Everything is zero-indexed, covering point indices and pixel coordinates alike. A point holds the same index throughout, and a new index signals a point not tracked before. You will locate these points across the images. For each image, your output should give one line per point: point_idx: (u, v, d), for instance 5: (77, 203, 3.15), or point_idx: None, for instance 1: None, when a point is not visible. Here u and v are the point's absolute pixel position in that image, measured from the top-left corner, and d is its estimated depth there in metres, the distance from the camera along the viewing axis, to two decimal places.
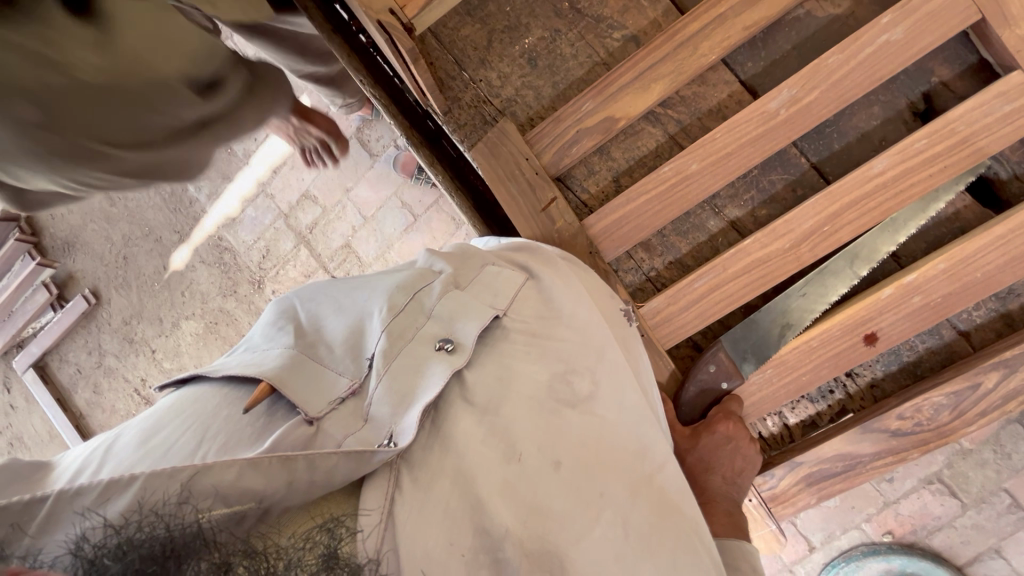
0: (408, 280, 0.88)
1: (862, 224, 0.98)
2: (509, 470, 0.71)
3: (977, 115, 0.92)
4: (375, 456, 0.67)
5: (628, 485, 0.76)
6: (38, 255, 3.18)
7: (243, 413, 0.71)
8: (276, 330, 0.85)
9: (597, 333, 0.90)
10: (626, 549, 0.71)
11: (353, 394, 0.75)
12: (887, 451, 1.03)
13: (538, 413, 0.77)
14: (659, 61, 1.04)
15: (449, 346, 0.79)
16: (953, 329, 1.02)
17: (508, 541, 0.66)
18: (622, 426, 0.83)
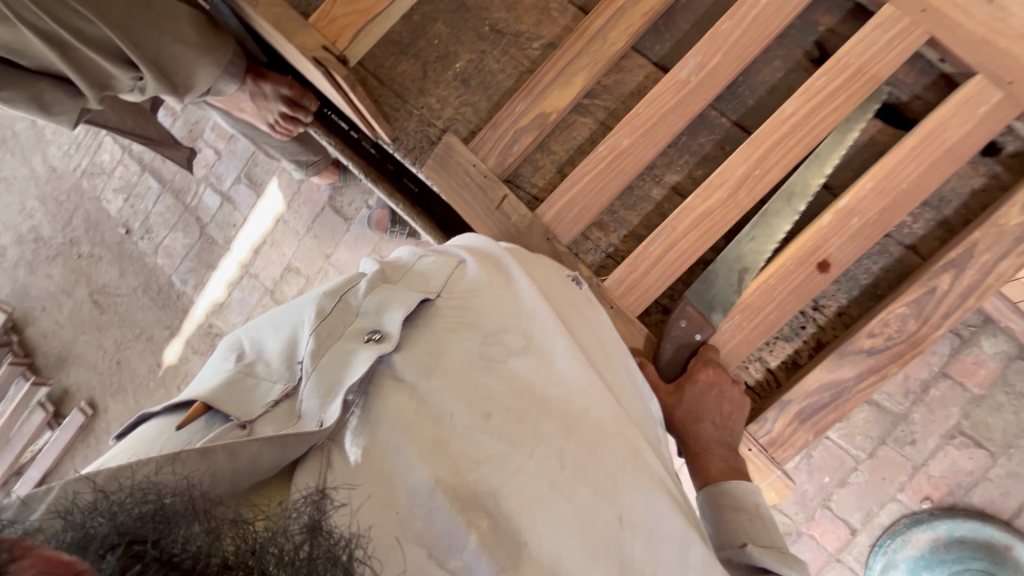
0: (336, 286, 0.92)
1: (789, 161, 1.05)
2: (441, 430, 0.76)
3: (864, 48, 1.02)
4: (299, 441, 0.71)
5: (561, 423, 0.79)
6: (32, 375, 3.19)
7: (177, 430, 0.75)
8: (224, 360, 0.89)
9: (528, 294, 0.91)
10: (562, 477, 0.74)
11: (286, 396, 0.78)
12: (869, 372, 1.04)
13: (468, 374, 0.81)
14: (575, 57, 1.15)
15: (377, 336, 0.82)
16: (899, 245, 1.07)
17: (438, 491, 0.70)
18: (560, 373, 0.85)
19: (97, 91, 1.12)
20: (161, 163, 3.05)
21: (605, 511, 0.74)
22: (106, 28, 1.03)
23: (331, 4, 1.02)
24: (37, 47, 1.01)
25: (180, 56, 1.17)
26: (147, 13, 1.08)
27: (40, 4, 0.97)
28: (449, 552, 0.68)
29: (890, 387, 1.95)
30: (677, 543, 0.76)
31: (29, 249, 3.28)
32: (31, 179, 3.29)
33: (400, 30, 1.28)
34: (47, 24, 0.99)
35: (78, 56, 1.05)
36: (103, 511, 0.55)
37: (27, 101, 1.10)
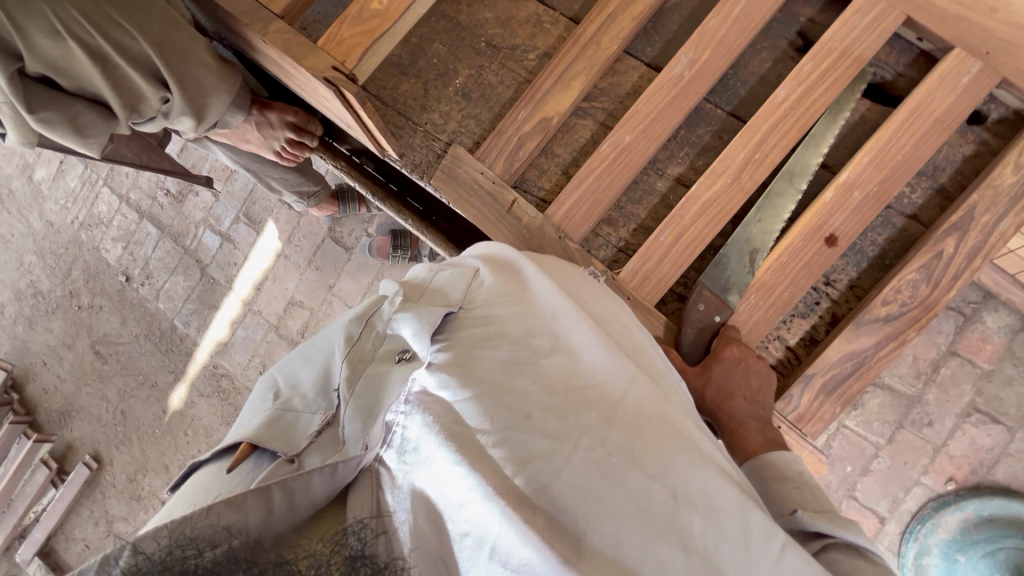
0: (363, 311, 0.90)
1: (786, 144, 1.09)
2: (482, 437, 0.66)
3: (845, 32, 1.08)
4: (347, 468, 0.66)
5: (602, 413, 0.71)
6: (33, 433, 3.13)
7: (228, 473, 0.72)
8: (262, 399, 0.86)
9: (546, 290, 0.84)
10: (612, 467, 0.67)
11: (329, 424, 0.74)
12: (887, 339, 1.06)
13: (497, 371, 0.72)
14: (571, 63, 1.20)
15: (408, 355, 0.78)
16: (901, 215, 1.11)
17: (494, 496, 0.62)
18: (594, 363, 0.76)
19: (127, 110, 1.16)
20: (159, 209, 3.07)
21: (660, 495, 0.66)
22: (147, 43, 1.09)
23: (340, 26, 1.07)
24: (80, 62, 1.05)
25: (203, 78, 1.23)
26: (180, 33, 1.16)
27: (91, 18, 1.02)
28: (506, 559, 0.60)
29: (901, 370, 1.97)
30: (739, 516, 0.66)
31: (27, 305, 3.27)
32: (28, 236, 3.30)
33: (399, 52, 1.33)
34: (94, 39, 1.04)
35: (117, 72, 1.10)
36: (149, 568, 0.51)
37: (64, 123, 1.11)
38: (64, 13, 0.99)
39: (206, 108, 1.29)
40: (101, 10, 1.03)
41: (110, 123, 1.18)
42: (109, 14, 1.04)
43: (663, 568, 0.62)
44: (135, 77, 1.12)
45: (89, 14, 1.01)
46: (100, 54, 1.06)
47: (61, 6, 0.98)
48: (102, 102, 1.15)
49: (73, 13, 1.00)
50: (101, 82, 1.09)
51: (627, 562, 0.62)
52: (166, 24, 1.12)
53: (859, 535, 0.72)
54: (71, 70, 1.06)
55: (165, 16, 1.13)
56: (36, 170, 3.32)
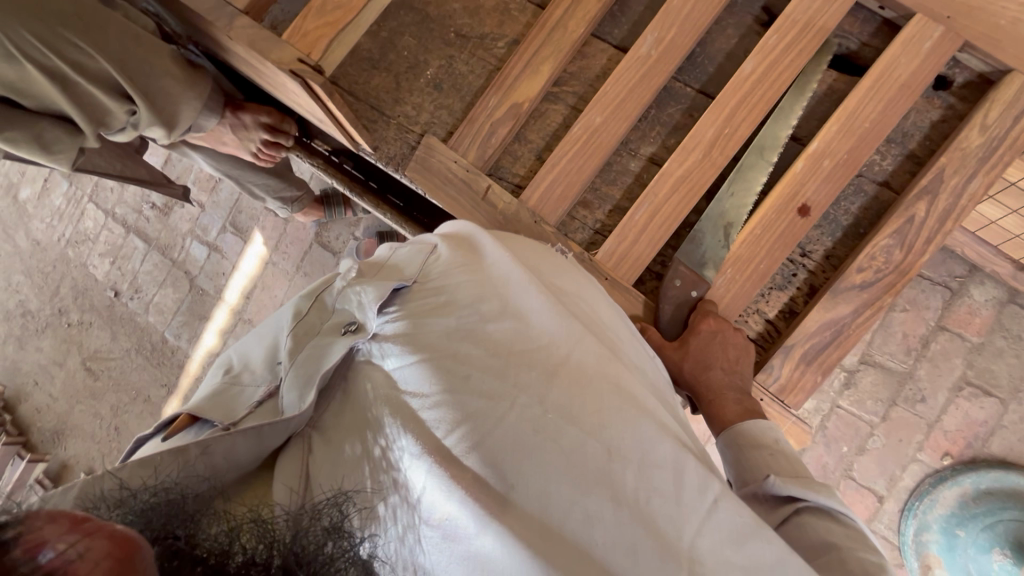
0: (314, 290, 0.89)
1: (755, 117, 1.09)
2: (418, 403, 0.70)
3: (808, 4, 1.08)
4: (274, 432, 0.70)
5: (543, 372, 0.72)
6: (27, 453, 3.10)
7: (164, 441, 0.74)
8: (215, 375, 0.87)
9: (501, 257, 0.84)
10: (547, 423, 0.68)
11: (269, 396, 0.75)
12: (865, 306, 1.06)
13: (440, 339, 0.74)
14: (539, 47, 1.20)
15: (353, 327, 0.78)
16: (872, 183, 1.12)
17: (423, 455, 0.66)
18: (540, 325, 0.76)
19: (94, 126, 1.15)
20: (145, 222, 3.06)
21: (593, 449, 0.67)
22: (105, 60, 1.07)
23: (303, 19, 1.07)
24: (40, 83, 1.04)
25: (169, 87, 1.21)
26: (140, 47, 1.14)
27: (44, 40, 1.00)
28: (430, 515, 0.64)
29: (891, 347, 1.97)
30: (673, 468, 0.68)
31: (17, 325, 3.25)
32: (15, 255, 3.28)
33: (369, 46, 1.33)
34: (49, 59, 1.03)
35: (79, 90, 1.08)
36: (132, 510, 0.55)
37: (28, 140, 1.12)
38: (17, 36, 0.97)
39: (177, 116, 1.27)
40: (55, 31, 1.01)
41: (76, 137, 1.17)
42: (63, 34, 1.02)
43: (590, 520, 0.64)
44: (98, 94, 1.10)
45: (42, 36, 1.00)
46: (59, 74, 1.04)
47: (13, 30, 0.97)
48: (68, 118, 1.14)
49: (26, 37, 0.98)
50: (64, 101, 1.08)
51: (552, 512, 0.65)
52: (122, 36, 1.10)
53: (832, 499, 0.77)
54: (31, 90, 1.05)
55: (121, 27, 1.11)
56: (22, 189, 3.31)
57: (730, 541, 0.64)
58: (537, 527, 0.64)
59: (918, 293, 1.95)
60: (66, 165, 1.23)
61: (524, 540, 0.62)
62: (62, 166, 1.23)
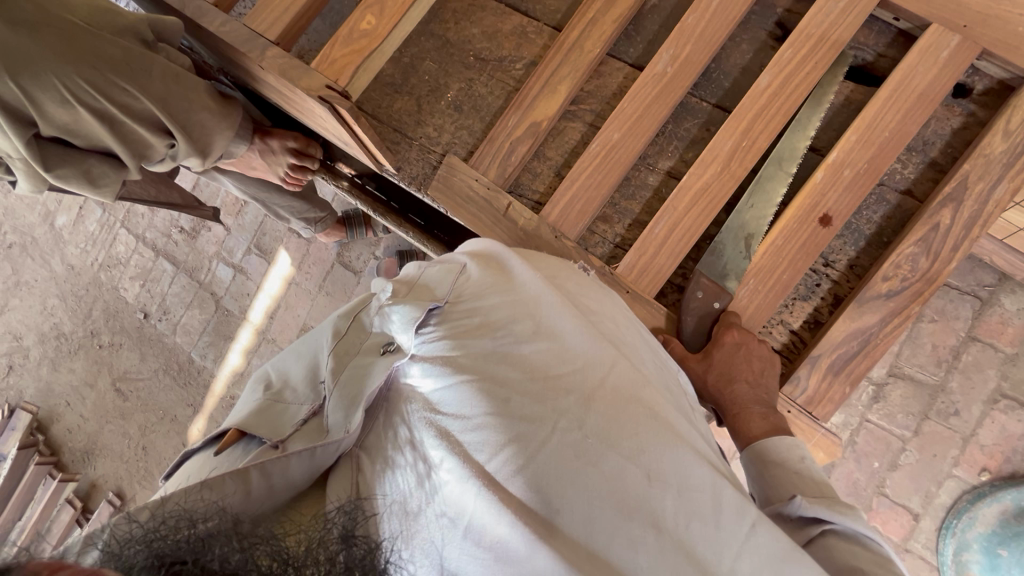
0: (352, 310, 0.94)
1: (772, 129, 1.10)
2: (458, 427, 0.70)
3: (821, 18, 1.10)
4: (326, 451, 0.71)
5: (581, 397, 0.72)
6: (58, 473, 3.17)
7: (217, 457, 0.77)
8: (255, 391, 0.91)
9: (531, 280, 0.86)
10: (589, 449, 0.69)
11: (314, 414, 0.79)
12: (892, 315, 1.05)
13: (477, 362, 0.74)
14: (557, 68, 1.23)
15: (393, 347, 0.80)
16: (895, 192, 1.12)
17: (471, 478, 0.66)
18: (574, 348, 0.77)
19: (136, 159, 1.22)
20: (173, 246, 3.15)
21: (633, 474, 0.68)
22: (148, 99, 1.14)
23: (331, 48, 1.12)
24: (90, 125, 1.11)
25: (205, 120, 1.28)
26: (180, 85, 1.20)
27: (95, 85, 1.07)
28: (480, 536, 0.65)
29: (921, 359, 1.92)
30: (710, 491, 0.69)
31: (50, 347, 3.35)
32: (50, 280, 3.40)
33: (392, 71, 1.38)
34: (99, 102, 1.09)
35: (124, 128, 1.15)
36: (138, 539, 0.55)
37: (77, 176, 1.18)
38: (72, 83, 1.05)
39: (213, 146, 1.34)
40: (105, 76, 1.08)
41: (120, 170, 1.24)
42: (112, 78, 1.09)
43: (634, 545, 0.65)
44: (141, 130, 1.17)
45: (94, 81, 1.07)
46: (107, 114, 1.11)
47: (68, 77, 1.04)
48: (113, 154, 1.21)
49: (80, 83, 1.05)
50: (110, 138, 1.15)
51: (597, 537, 0.65)
52: (164, 76, 1.17)
53: (856, 521, 0.75)
54: (81, 131, 1.12)
55: (163, 68, 1.17)
56: (56, 216, 3.44)
57: (768, 565, 0.66)
58: (582, 551, 0.65)
59: (946, 303, 1.91)
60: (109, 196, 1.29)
61: (571, 565, 0.63)
62: (106, 198, 1.29)
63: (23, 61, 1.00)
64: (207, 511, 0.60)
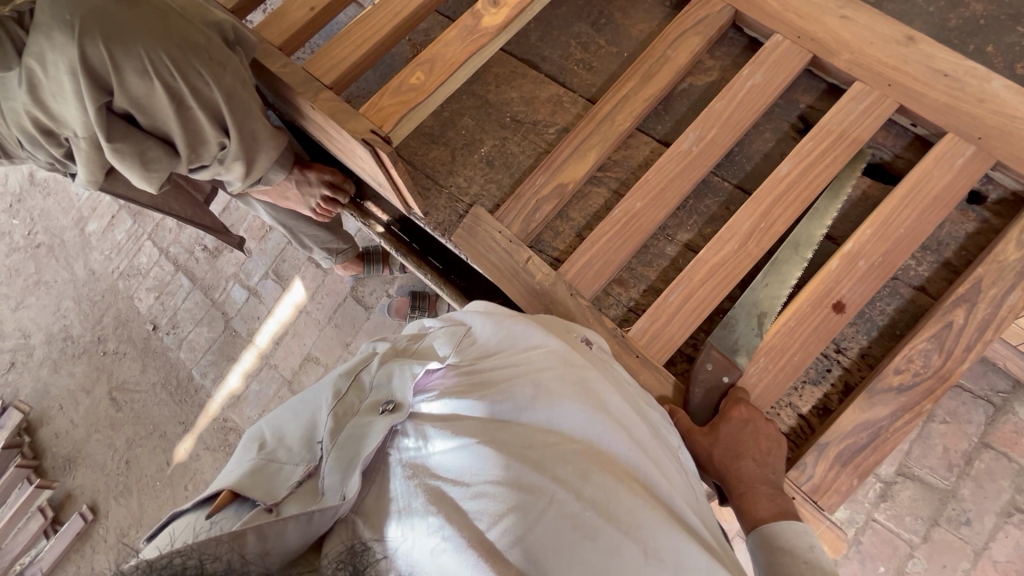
0: (350, 366, 0.93)
1: (791, 213, 1.14)
2: (458, 491, 0.72)
3: (842, 117, 1.17)
4: (323, 517, 0.68)
5: (581, 469, 0.75)
6: (37, 478, 3.12)
7: (208, 519, 0.74)
8: (246, 451, 0.88)
9: (532, 348, 0.90)
10: (588, 523, 0.70)
11: (309, 476, 0.77)
12: (903, 410, 1.04)
13: (480, 428, 0.78)
14: (588, 136, 1.29)
15: (390, 407, 0.80)
16: (908, 286, 1.14)
17: (467, 548, 0.66)
18: (574, 420, 0.81)
19: (188, 148, 1.19)
20: (195, 263, 3.21)
21: (632, 551, 0.70)
22: (219, 91, 1.13)
23: (380, 97, 1.21)
24: (160, 102, 1.09)
25: (259, 132, 1.27)
26: (248, 91, 1.21)
27: (176, 64, 1.07)
28: None
29: (931, 461, 1.87)
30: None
31: (55, 348, 3.35)
32: (69, 282, 3.45)
33: (432, 123, 1.47)
34: (175, 82, 1.08)
35: (188, 113, 1.13)
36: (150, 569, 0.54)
37: (133, 156, 1.14)
38: (156, 58, 1.04)
39: (260, 158, 1.32)
40: (189, 60, 1.08)
41: (172, 160, 1.20)
42: (193, 62, 1.09)
43: None
44: (203, 120, 1.15)
45: (176, 60, 1.06)
46: (176, 96, 1.10)
47: (156, 52, 1.04)
48: (168, 140, 1.18)
49: (164, 59, 1.05)
50: (171, 118, 1.12)
51: None
52: (238, 76, 1.18)
53: None
54: (148, 104, 1.09)
55: (237, 71, 1.18)
56: (88, 222, 3.54)
57: None
58: None
59: (959, 405, 1.87)
60: (155, 187, 1.23)
61: None
62: (151, 187, 1.23)
63: (118, 27, 1.00)
64: (215, 549, 0.58)
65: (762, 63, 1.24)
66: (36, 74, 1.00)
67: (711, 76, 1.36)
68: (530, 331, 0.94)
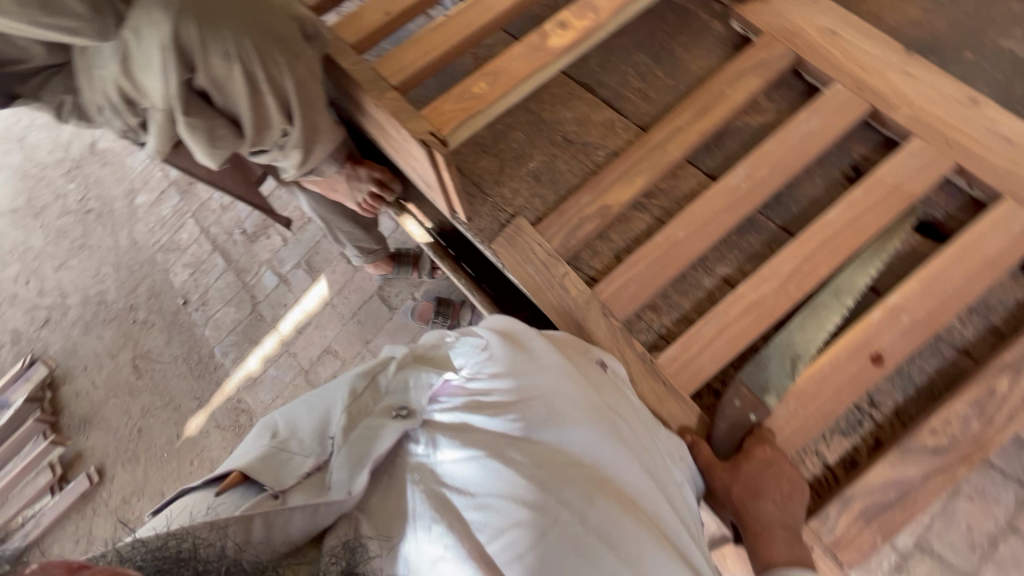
0: (367, 367, 0.92)
1: (836, 259, 1.14)
2: (463, 503, 0.73)
3: (896, 171, 1.17)
4: (328, 510, 0.73)
5: (588, 495, 0.75)
6: (51, 434, 3.19)
7: (218, 496, 0.77)
8: (257, 437, 0.88)
9: (550, 363, 0.89)
10: (589, 550, 0.70)
11: (318, 469, 0.79)
12: (936, 472, 1.03)
13: (489, 442, 0.78)
14: (637, 163, 1.32)
15: (404, 413, 0.82)
16: (951, 347, 1.11)
17: (468, 559, 0.68)
18: (586, 443, 0.80)
19: (254, 131, 1.24)
20: (232, 245, 3.31)
21: None
22: (292, 81, 1.18)
23: (443, 102, 1.26)
24: (238, 84, 1.15)
25: (320, 124, 1.32)
26: (318, 85, 1.26)
27: (258, 52, 1.13)
28: None
29: (953, 537, 1.79)
30: None
31: (88, 310, 3.45)
32: (112, 249, 3.58)
33: (484, 134, 1.51)
34: (253, 67, 1.14)
35: (260, 98, 1.19)
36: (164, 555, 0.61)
37: (202, 131, 1.20)
38: (241, 44, 1.10)
39: (319, 147, 1.37)
40: (270, 49, 1.14)
41: (237, 140, 1.26)
42: (273, 52, 1.14)
43: None
44: (272, 106, 1.21)
45: (259, 47, 1.12)
46: (253, 81, 1.15)
47: (241, 38, 1.10)
48: (238, 122, 1.25)
49: (247, 45, 1.11)
50: (242, 100, 1.18)
51: None
52: (312, 70, 1.23)
53: None
54: (226, 86, 1.16)
55: (312, 66, 1.23)
56: (138, 194, 3.68)
57: None
58: None
59: (987, 483, 1.79)
60: (216, 163, 1.29)
61: None
62: (214, 163, 1.29)
63: (213, 12, 1.07)
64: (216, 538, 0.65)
65: (819, 110, 1.25)
66: (129, 45, 1.06)
67: (766, 117, 1.37)
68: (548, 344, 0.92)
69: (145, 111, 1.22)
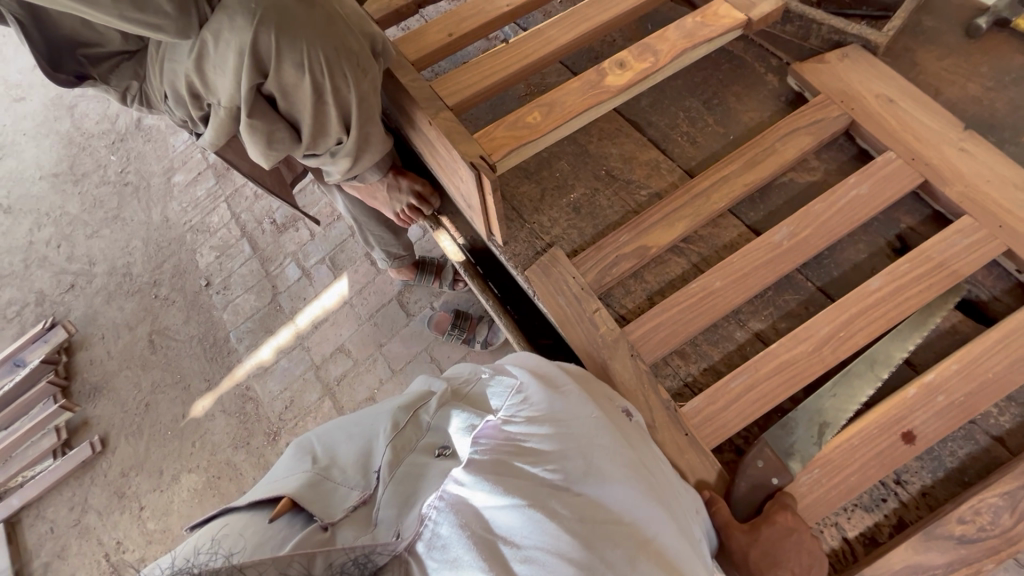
0: (409, 401, 0.99)
1: (874, 329, 1.12)
2: (507, 552, 0.72)
3: (944, 247, 1.16)
4: (381, 553, 0.71)
5: (630, 556, 0.75)
6: (61, 398, 3.23)
7: (267, 524, 0.74)
8: (296, 461, 0.89)
9: (586, 416, 0.92)
10: None
11: (364, 503, 0.79)
12: (959, 562, 1.01)
13: (533, 490, 0.78)
14: (681, 207, 1.31)
15: (447, 452, 0.87)
16: (985, 434, 1.09)
17: None
18: (623, 501, 0.82)
19: (311, 136, 1.27)
20: (260, 233, 3.37)
21: None
22: (355, 94, 1.21)
23: (495, 128, 1.28)
24: (303, 91, 1.18)
25: (374, 136, 1.34)
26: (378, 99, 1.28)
27: (329, 64, 1.15)
28: None
29: None
30: None
31: (113, 280, 3.51)
32: (144, 223, 3.66)
33: (529, 160, 1.52)
34: (321, 78, 1.16)
35: (321, 107, 1.21)
36: None
37: (261, 132, 1.23)
38: (313, 55, 1.13)
39: (368, 157, 1.40)
40: (340, 63, 1.16)
41: (293, 143, 1.29)
42: (343, 65, 1.17)
43: None
44: (332, 115, 1.23)
45: (330, 59, 1.15)
46: (318, 90, 1.18)
47: (315, 49, 1.12)
48: (296, 125, 1.27)
49: (319, 57, 1.13)
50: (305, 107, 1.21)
51: None
52: (374, 85, 1.26)
53: None
54: (291, 90, 1.18)
55: (375, 81, 1.26)
56: (176, 173, 3.76)
57: None
58: None
59: None
60: (269, 163, 1.32)
61: None
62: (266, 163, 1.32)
63: (292, 22, 1.09)
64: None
65: (870, 176, 1.25)
66: (206, 45, 1.10)
67: (814, 176, 1.36)
68: (583, 397, 0.96)
69: (209, 106, 1.26)
